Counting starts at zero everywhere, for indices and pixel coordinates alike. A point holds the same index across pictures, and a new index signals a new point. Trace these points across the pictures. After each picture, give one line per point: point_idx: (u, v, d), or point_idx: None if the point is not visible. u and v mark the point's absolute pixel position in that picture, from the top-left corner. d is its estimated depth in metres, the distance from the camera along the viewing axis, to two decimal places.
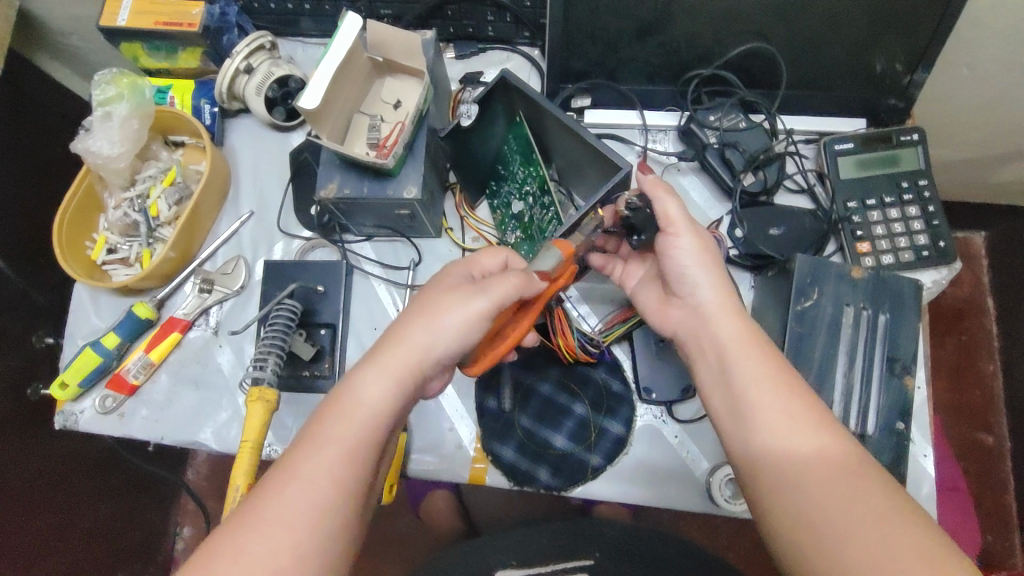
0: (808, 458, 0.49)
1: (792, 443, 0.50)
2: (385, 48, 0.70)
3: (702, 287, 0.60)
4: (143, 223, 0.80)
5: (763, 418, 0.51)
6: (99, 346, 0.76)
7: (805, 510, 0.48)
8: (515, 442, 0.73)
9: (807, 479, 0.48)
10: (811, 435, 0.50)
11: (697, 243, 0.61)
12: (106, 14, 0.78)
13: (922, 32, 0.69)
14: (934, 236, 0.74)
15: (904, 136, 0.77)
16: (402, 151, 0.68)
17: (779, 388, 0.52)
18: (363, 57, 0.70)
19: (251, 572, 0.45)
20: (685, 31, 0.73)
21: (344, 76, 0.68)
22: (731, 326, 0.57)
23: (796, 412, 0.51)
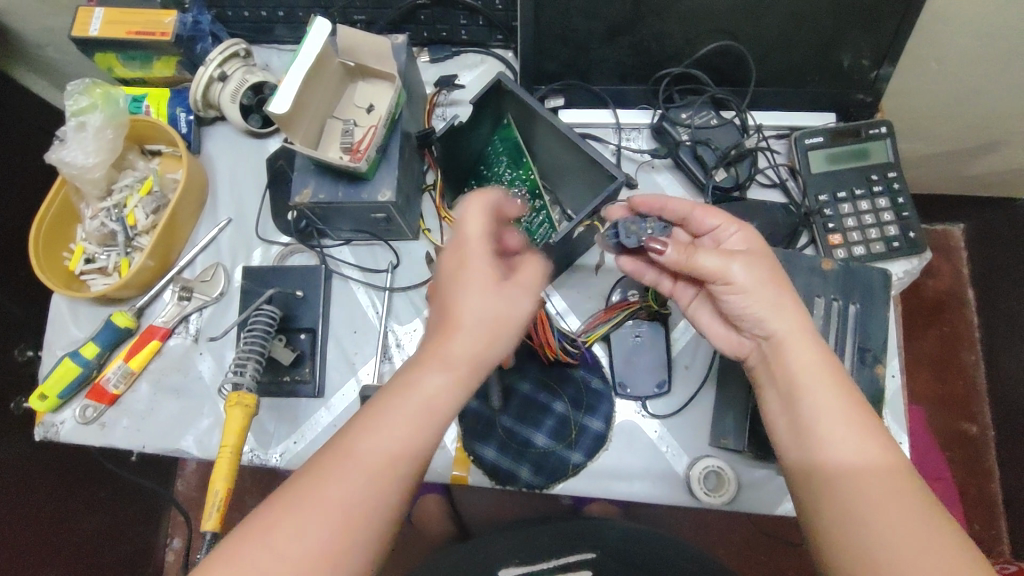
0: (854, 469, 0.50)
1: (839, 440, 0.51)
2: (356, 53, 0.70)
3: (766, 320, 0.56)
4: (121, 232, 0.80)
5: (821, 421, 0.52)
6: (78, 357, 0.76)
7: (854, 520, 0.48)
8: (496, 442, 0.73)
9: (859, 490, 0.49)
10: (868, 454, 0.50)
11: (756, 266, 0.58)
12: (78, 23, 0.77)
13: (887, 28, 0.71)
14: (904, 227, 0.75)
15: (872, 130, 0.78)
16: (374, 155, 0.69)
17: (836, 387, 0.53)
18: (334, 62, 0.70)
19: (314, 519, 0.46)
20: (655, 31, 0.74)
21: (316, 80, 0.69)
22: (804, 352, 0.55)
23: (847, 418, 0.52)
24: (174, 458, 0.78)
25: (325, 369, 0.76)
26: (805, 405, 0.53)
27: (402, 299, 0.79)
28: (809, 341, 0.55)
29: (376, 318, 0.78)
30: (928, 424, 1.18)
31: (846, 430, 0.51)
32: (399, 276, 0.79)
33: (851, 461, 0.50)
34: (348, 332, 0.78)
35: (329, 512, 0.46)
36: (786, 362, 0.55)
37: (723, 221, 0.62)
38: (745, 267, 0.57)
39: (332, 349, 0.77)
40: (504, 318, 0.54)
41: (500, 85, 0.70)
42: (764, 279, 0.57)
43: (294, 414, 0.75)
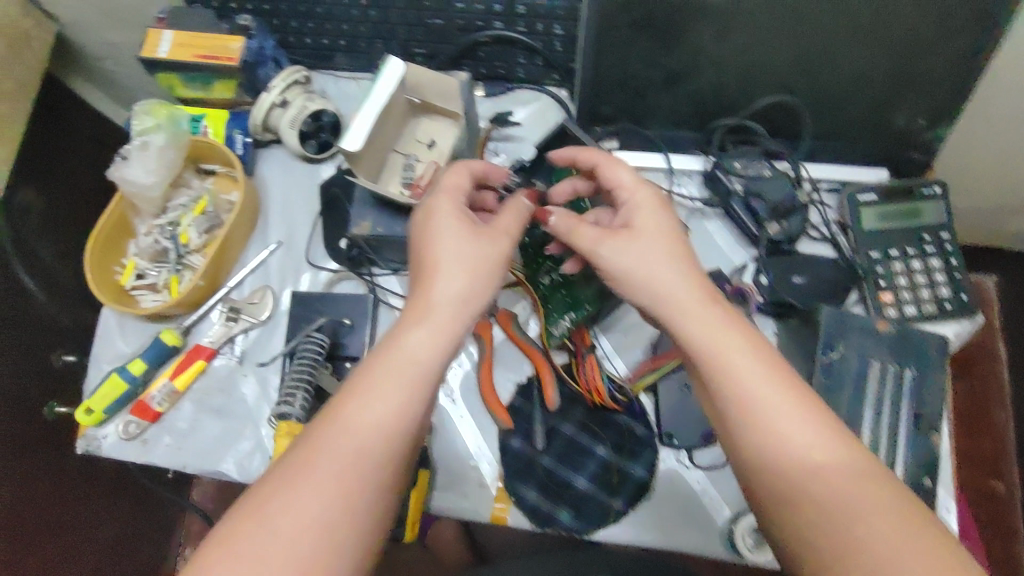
0: (795, 453, 0.48)
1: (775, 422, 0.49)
2: (422, 90, 0.71)
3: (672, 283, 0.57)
4: (173, 250, 0.81)
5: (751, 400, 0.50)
6: (126, 373, 0.77)
7: (804, 509, 0.46)
8: (537, 482, 0.73)
9: (802, 477, 0.47)
10: (807, 437, 0.48)
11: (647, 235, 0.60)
12: (147, 44, 0.79)
13: (944, 92, 0.71)
14: (956, 289, 0.76)
15: (926, 189, 0.78)
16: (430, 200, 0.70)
17: (745, 369, 0.52)
18: (401, 99, 0.71)
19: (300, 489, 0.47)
20: (713, 82, 0.75)
21: (384, 120, 0.70)
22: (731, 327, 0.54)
23: (783, 398, 0.50)
24: (211, 478, 0.78)
25: None
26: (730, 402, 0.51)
27: None
28: (709, 328, 0.54)
29: None
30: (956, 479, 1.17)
31: (787, 416, 0.49)
32: None
33: (790, 445, 0.48)
34: None
35: (310, 497, 0.47)
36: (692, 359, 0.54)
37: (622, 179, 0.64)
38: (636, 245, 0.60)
39: None
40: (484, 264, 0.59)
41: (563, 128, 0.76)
42: (657, 261, 0.59)
43: None
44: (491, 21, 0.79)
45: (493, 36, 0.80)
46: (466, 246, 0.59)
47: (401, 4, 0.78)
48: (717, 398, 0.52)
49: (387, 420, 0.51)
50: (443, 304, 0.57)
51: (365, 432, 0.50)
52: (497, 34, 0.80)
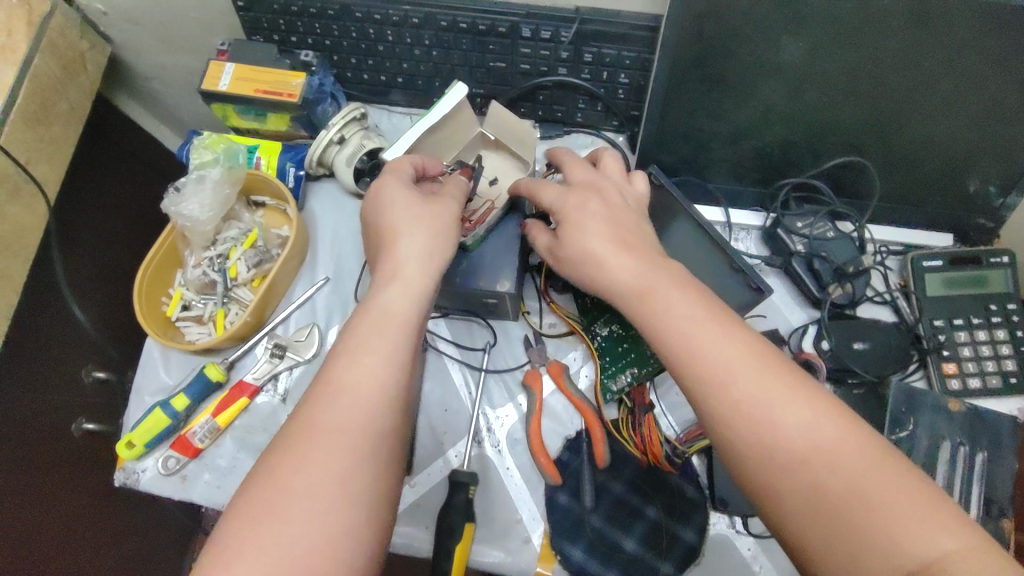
0: (789, 425, 0.44)
1: (754, 393, 0.46)
2: (497, 126, 0.73)
3: (618, 267, 0.56)
4: (221, 283, 0.80)
5: (726, 377, 0.47)
6: (169, 408, 0.76)
7: (815, 488, 0.42)
8: (585, 542, 0.71)
9: (797, 448, 0.43)
10: (793, 406, 0.45)
11: (599, 222, 0.59)
12: (208, 76, 0.79)
13: (1018, 160, 0.70)
14: (1022, 364, 0.73)
15: (993, 258, 0.76)
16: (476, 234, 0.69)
17: (714, 322, 0.50)
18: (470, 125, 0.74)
19: (303, 480, 0.44)
20: (781, 138, 0.74)
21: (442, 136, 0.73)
22: (680, 295, 0.52)
23: (760, 372, 0.46)
24: None
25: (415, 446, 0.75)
26: (697, 352, 0.49)
27: (496, 381, 0.78)
28: (677, 284, 0.53)
29: (469, 398, 0.77)
30: None
31: (755, 368, 0.47)
32: (494, 356, 0.78)
33: (775, 416, 0.45)
34: (440, 410, 0.77)
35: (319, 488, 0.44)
36: (656, 308, 0.52)
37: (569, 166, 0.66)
38: (593, 236, 0.58)
39: (423, 425, 0.76)
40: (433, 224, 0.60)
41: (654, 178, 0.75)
42: (593, 223, 0.59)
43: None
44: (555, 67, 0.78)
45: (556, 81, 0.79)
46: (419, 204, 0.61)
47: (466, 46, 0.77)
48: (684, 354, 0.49)
49: (374, 387, 0.49)
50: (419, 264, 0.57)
51: (353, 394, 0.49)
52: (560, 80, 0.79)
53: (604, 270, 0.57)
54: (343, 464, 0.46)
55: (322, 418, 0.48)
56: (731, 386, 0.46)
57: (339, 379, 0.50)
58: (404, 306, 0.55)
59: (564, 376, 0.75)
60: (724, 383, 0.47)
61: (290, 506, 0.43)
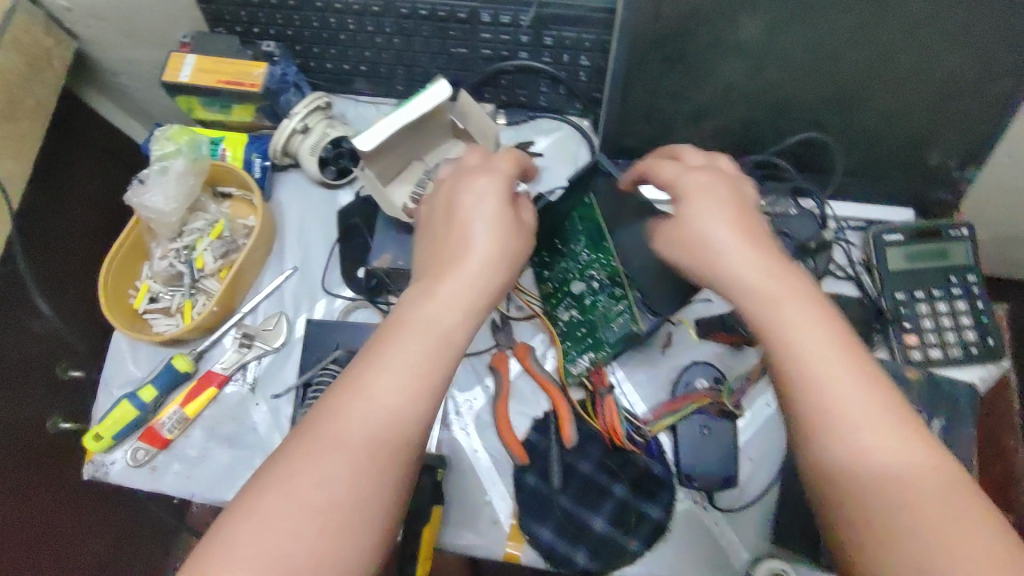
0: (883, 458, 0.44)
1: (864, 429, 0.45)
2: (468, 118, 0.70)
3: (744, 273, 0.52)
4: (189, 274, 0.80)
5: (836, 408, 0.45)
6: (136, 399, 0.76)
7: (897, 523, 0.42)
8: (553, 522, 0.71)
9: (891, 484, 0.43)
10: (895, 443, 0.44)
11: (727, 217, 0.54)
12: (169, 68, 0.78)
13: (978, 132, 0.70)
14: (982, 333, 0.74)
15: (952, 231, 0.77)
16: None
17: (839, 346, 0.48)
18: (445, 117, 0.70)
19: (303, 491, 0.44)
20: (742, 117, 0.74)
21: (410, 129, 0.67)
22: (811, 316, 0.49)
23: (869, 406, 0.45)
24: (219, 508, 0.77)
25: None
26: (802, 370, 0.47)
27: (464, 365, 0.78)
28: (781, 276, 0.51)
29: None
30: None
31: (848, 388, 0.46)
32: None
33: (874, 452, 0.44)
34: None
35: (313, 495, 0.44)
36: (774, 330, 0.49)
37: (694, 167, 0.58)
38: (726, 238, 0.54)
39: None
40: (496, 252, 0.56)
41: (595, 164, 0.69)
42: (738, 229, 0.54)
43: None
44: (516, 51, 0.79)
45: (517, 65, 0.80)
46: (486, 219, 0.57)
47: (426, 33, 0.78)
48: (801, 371, 0.47)
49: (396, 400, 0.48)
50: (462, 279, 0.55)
51: (369, 402, 0.48)
52: (522, 64, 0.79)
53: (749, 275, 0.52)
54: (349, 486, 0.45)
55: (341, 433, 0.47)
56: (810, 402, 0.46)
57: (360, 393, 0.48)
58: (438, 335, 0.51)
59: (531, 361, 0.75)
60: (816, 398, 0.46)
61: (289, 516, 0.43)
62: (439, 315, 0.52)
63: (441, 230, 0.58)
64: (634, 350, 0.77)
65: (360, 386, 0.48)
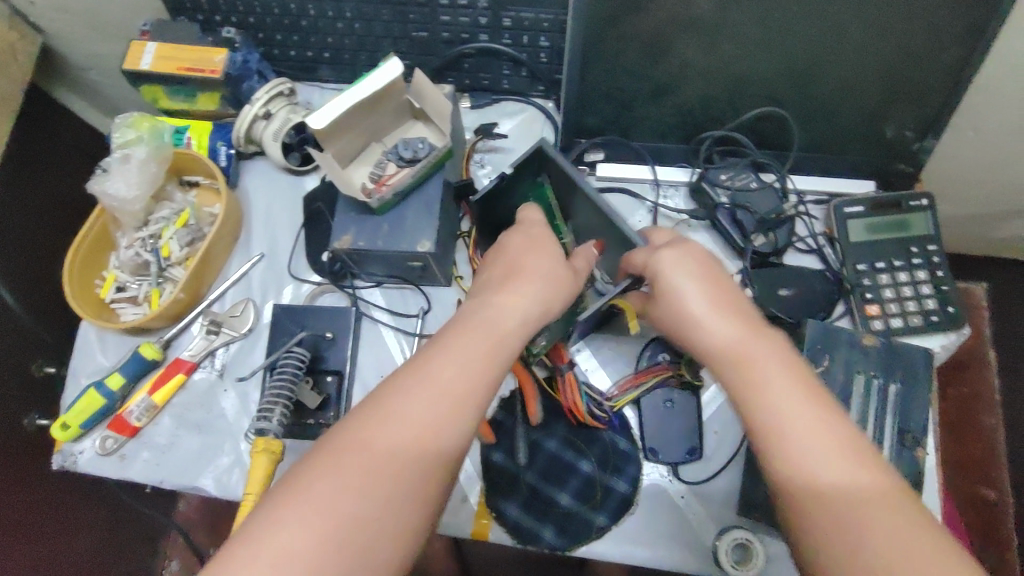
0: (834, 479, 0.46)
1: (812, 451, 0.47)
2: (423, 97, 0.70)
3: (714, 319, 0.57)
4: (154, 263, 0.80)
5: (794, 431, 0.48)
6: (103, 388, 0.76)
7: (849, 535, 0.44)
8: (520, 499, 0.72)
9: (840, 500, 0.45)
10: (846, 466, 0.46)
11: (701, 275, 0.59)
12: (129, 57, 0.79)
13: (932, 103, 0.71)
14: (943, 301, 0.75)
15: (913, 202, 0.78)
16: (393, 196, 0.69)
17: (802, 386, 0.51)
18: (401, 97, 0.71)
19: (358, 474, 0.46)
20: (700, 94, 0.75)
21: (367, 109, 0.68)
22: (771, 353, 0.53)
23: (825, 432, 0.48)
24: (190, 495, 0.77)
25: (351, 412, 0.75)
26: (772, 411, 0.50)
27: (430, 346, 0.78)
28: (749, 323, 0.56)
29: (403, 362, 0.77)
30: (947, 485, 1.19)
31: (816, 427, 0.48)
32: (428, 322, 0.78)
33: (826, 475, 0.47)
34: (375, 376, 0.77)
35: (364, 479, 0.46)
36: (748, 367, 0.53)
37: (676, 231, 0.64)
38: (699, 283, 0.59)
39: (358, 390, 0.76)
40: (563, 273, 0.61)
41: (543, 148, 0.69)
42: (698, 280, 0.59)
43: None
44: (476, 33, 0.79)
45: (477, 48, 0.80)
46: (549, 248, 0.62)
47: (386, 17, 0.78)
48: (759, 403, 0.51)
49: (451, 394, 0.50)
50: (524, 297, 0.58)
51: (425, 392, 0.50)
52: (482, 46, 0.80)
53: (703, 318, 0.57)
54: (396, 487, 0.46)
55: (376, 441, 0.47)
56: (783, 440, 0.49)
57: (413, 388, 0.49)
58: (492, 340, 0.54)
59: (525, 370, 0.72)
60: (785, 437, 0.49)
61: (338, 498, 0.45)
62: (499, 322, 0.55)
63: (495, 261, 0.63)
64: (601, 328, 0.77)
65: (417, 380, 0.50)
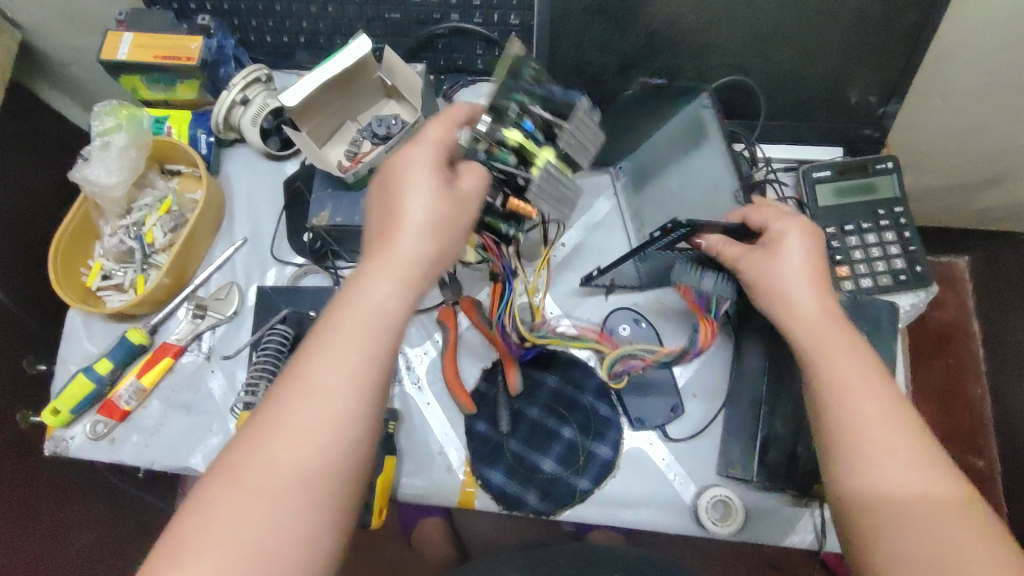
0: (892, 479, 0.50)
1: (882, 457, 0.51)
2: (395, 74, 0.72)
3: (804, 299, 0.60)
4: (139, 250, 0.81)
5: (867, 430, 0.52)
6: (92, 372, 0.77)
7: (906, 532, 0.48)
8: (505, 466, 0.74)
9: (901, 502, 0.49)
10: (911, 466, 0.50)
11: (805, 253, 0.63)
12: (106, 46, 0.80)
13: (894, 66, 0.72)
14: (911, 261, 0.77)
15: (879, 165, 0.80)
16: (368, 171, 0.71)
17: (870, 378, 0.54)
18: (373, 76, 0.72)
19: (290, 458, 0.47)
20: (668, 65, 0.76)
21: (340, 86, 0.70)
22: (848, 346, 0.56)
23: (888, 431, 0.51)
24: (182, 475, 0.78)
25: None
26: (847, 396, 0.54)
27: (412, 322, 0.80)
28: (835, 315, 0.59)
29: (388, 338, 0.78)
30: None
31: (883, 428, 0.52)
32: None
33: (889, 478, 0.50)
34: None
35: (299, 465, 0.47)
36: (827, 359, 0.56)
37: (781, 216, 0.65)
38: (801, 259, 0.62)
39: None
40: (436, 214, 0.57)
41: (694, 110, 0.78)
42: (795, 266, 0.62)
43: None
44: (448, 13, 0.80)
45: (450, 27, 0.81)
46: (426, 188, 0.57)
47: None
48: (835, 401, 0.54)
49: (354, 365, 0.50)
50: (405, 256, 0.55)
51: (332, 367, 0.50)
52: (455, 26, 0.81)
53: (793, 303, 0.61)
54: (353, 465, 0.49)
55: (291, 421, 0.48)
56: (850, 427, 0.52)
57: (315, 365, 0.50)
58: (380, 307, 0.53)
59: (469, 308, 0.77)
60: (855, 431, 0.52)
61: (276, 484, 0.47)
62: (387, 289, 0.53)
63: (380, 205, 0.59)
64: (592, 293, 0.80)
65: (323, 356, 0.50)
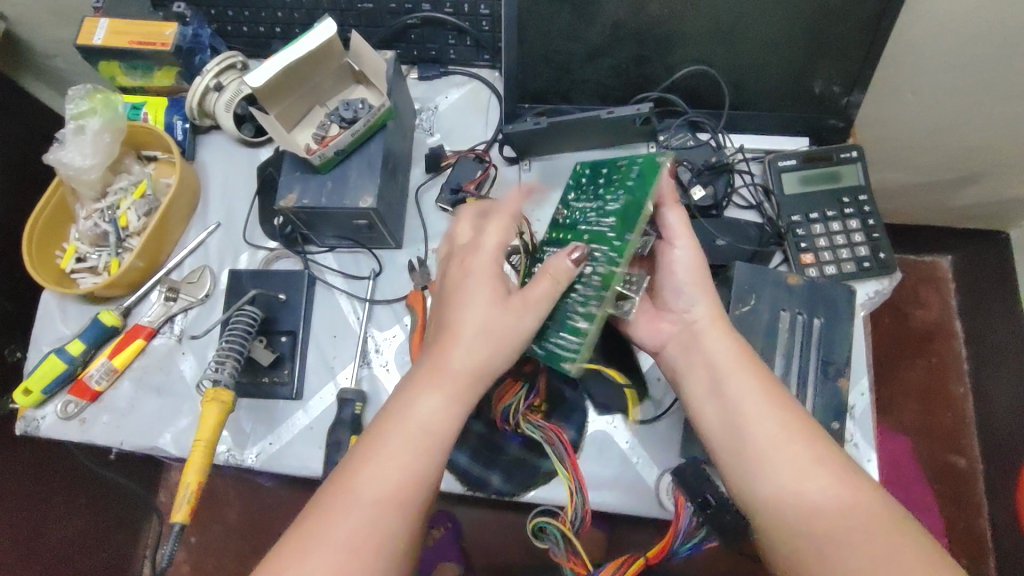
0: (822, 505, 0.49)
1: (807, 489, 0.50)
2: (363, 60, 0.73)
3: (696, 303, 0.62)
4: (113, 233, 0.82)
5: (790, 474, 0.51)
6: (64, 353, 0.78)
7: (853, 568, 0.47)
8: (469, 449, 0.74)
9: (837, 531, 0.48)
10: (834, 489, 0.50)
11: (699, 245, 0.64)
12: (83, 32, 0.82)
13: (855, 58, 0.74)
14: (874, 248, 0.78)
15: (843, 154, 0.81)
16: (335, 154, 0.72)
17: (771, 396, 0.55)
18: (340, 60, 0.74)
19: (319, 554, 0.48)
20: (635, 54, 0.77)
21: (308, 70, 0.72)
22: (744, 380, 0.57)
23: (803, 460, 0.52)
24: (150, 455, 0.79)
25: (303, 373, 0.78)
26: (749, 429, 0.54)
27: (384, 309, 0.80)
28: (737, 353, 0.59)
29: (356, 324, 0.80)
30: (917, 456, 1.21)
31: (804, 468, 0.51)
32: (380, 283, 0.81)
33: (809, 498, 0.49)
34: (330, 337, 0.80)
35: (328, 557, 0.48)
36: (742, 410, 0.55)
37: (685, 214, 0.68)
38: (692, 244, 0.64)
39: (312, 351, 0.79)
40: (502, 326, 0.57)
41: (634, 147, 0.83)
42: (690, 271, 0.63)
43: (270, 416, 0.76)
44: (420, 3, 0.82)
45: (422, 17, 0.83)
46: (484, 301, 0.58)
47: None
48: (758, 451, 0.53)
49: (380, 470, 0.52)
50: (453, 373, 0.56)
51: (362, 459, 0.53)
52: (426, 16, 0.83)
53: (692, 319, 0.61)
54: (352, 529, 0.49)
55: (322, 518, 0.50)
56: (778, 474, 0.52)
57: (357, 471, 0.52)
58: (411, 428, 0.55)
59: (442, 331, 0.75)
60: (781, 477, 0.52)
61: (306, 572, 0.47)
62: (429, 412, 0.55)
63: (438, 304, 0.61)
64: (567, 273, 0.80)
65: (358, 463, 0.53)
